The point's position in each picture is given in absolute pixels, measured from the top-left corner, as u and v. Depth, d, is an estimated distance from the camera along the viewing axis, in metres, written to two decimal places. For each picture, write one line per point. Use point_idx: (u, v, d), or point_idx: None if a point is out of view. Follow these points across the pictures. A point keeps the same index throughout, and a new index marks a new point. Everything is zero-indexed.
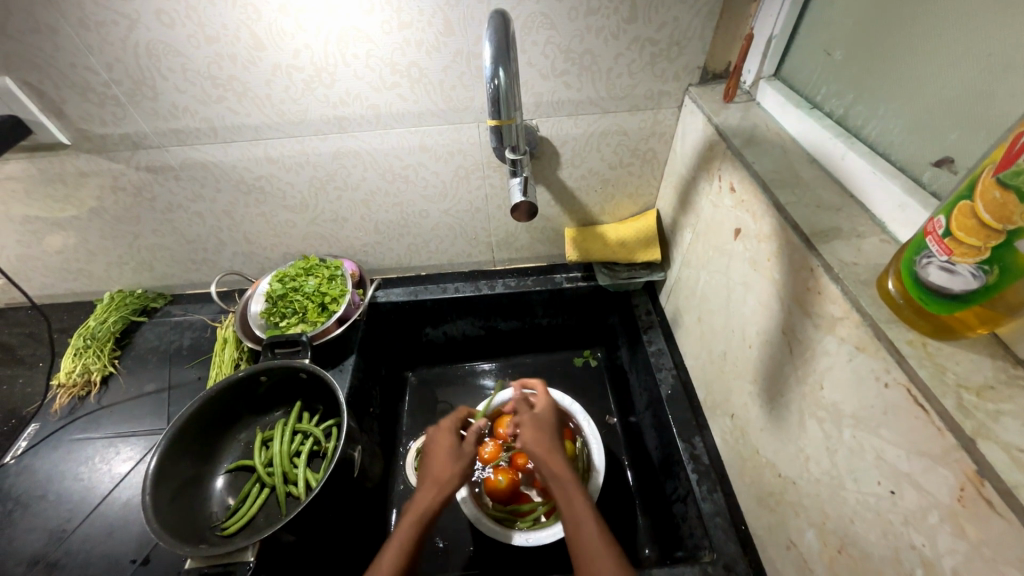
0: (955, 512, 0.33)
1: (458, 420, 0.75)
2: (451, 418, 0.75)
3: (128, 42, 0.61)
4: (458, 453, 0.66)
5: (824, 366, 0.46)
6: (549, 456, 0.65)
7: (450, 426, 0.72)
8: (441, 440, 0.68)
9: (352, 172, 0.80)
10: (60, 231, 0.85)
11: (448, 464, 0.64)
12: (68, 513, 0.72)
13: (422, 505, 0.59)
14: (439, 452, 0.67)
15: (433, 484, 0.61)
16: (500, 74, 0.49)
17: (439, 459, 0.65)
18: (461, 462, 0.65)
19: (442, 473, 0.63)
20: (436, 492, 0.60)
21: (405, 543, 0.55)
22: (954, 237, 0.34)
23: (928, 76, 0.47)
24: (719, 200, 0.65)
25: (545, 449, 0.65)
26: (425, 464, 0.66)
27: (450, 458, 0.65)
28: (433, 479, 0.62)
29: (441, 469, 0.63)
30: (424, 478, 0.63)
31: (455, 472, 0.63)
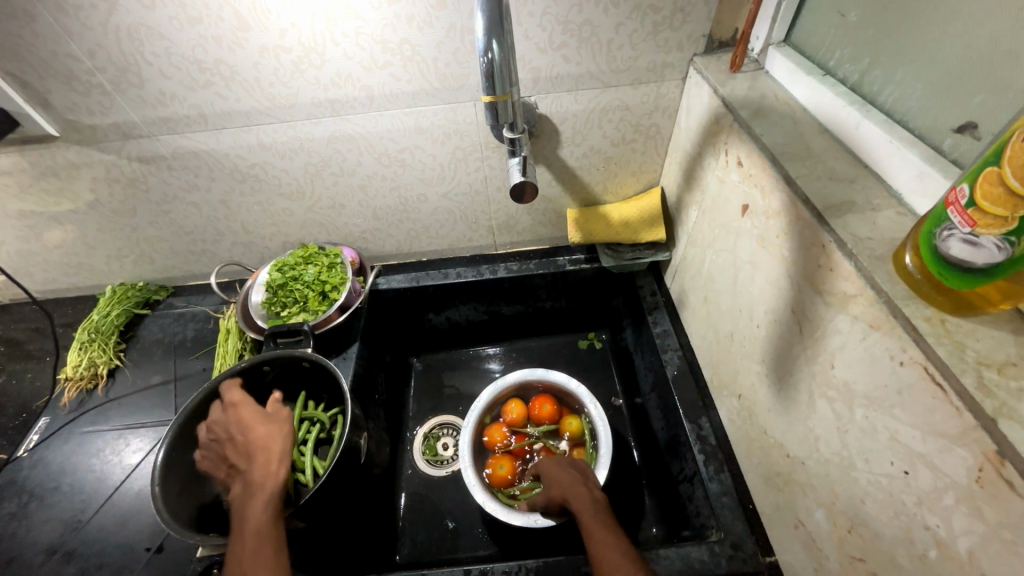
0: (973, 494, 0.32)
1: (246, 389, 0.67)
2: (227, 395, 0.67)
3: (109, 27, 0.59)
4: (259, 424, 0.63)
5: (835, 345, 0.44)
6: (568, 489, 0.67)
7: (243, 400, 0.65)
8: (246, 415, 0.63)
9: (347, 157, 0.78)
10: (57, 225, 0.84)
11: (268, 428, 0.62)
12: (82, 503, 0.73)
13: (268, 473, 0.58)
14: (250, 423, 0.63)
15: (271, 446, 0.60)
16: (494, 47, 0.47)
17: (257, 427, 0.62)
18: (262, 430, 0.62)
19: (267, 437, 0.61)
20: (275, 454, 0.59)
21: (268, 502, 0.55)
22: (979, 207, 0.32)
23: (950, 35, 0.44)
24: (726, 175, 0.63)
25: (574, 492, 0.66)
26: (241, 442, 0.62)
27: (269, 420, 0.63)
28: (262, 445, 0.60)
29: (266, 433, 0.62)
30: (249, 449, 0.61)
31: (281, 429, 0.62)
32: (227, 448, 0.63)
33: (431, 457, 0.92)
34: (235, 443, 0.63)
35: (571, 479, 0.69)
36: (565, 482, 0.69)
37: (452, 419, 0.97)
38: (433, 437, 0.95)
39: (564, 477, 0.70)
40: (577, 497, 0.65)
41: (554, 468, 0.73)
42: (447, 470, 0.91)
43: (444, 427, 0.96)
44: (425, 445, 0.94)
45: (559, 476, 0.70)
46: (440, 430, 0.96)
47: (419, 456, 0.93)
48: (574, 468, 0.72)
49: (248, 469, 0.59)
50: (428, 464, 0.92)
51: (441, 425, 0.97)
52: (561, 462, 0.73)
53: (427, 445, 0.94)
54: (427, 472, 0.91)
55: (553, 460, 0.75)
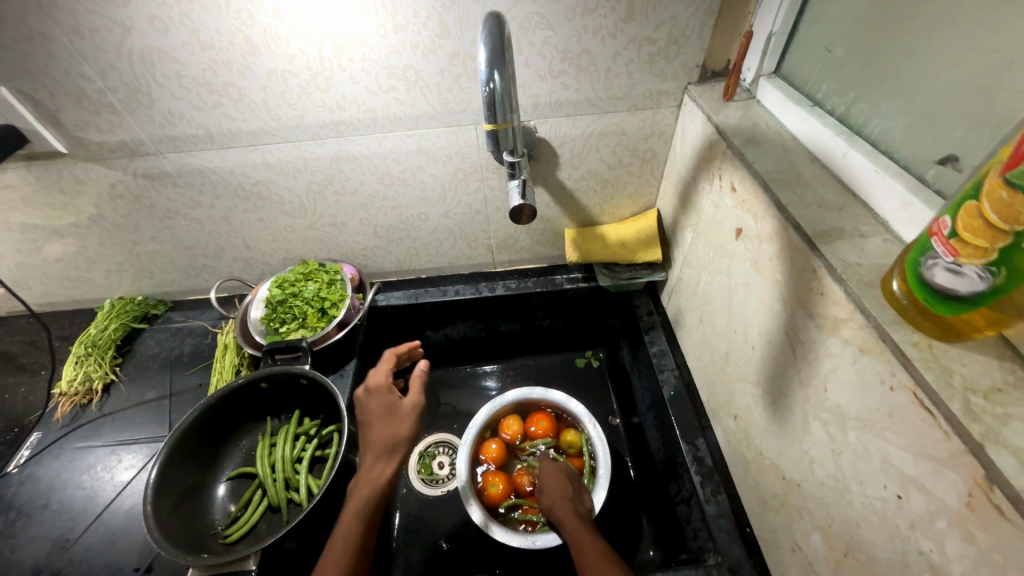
0: (963, 518, 0.33)
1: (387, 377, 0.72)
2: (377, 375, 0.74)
3: (123, 49, 0.61)
4: (390, 419, 0.68)
5: (828, 367, 0.45)
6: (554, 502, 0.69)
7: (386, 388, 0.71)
8: (378, 404, 0.69)
9: (349, 177, 0.79)
10: (59, 239, 0.85)
11: (390, 428, 0.67)
12: (71, 521, 0.72)
13: (374, 474, 0.63)
14: (377, 416, 0.68)
15: (385, 448, 0.64)
16: (496, 77, 0.48)
17: (383, 422, 0.67)
18: (389, 427, 0.67)
19: (384, 438, 0.65)
20: (384, 459, 0.64)
21: (360, 508, 0.60)
22: (961, 238, 0.34)
23: (930, 72, 0.46)
24: (720, 200, 0.64)
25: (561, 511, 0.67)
26: (367, 429, 0.68)
27: (394, 420, 0.68)
28: (378, 444, 0.65)
29: (389, 432, 0.66)
30: (368, 440, 0.66)
31: (401, 435, 0.66)
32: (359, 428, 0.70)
33: (427, 477, 0.91)
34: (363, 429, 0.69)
35: (561, 491, 0.71)
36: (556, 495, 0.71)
37: (448, 437, 0.97)
38: (429, 456, 0.94)
39: (556, 486, 0.72)
40: (562, 512, 0.67)
41: (551, 471, 0.75)
42: (443, 489, 0.90)
43: (441, 445, 0.96)
44: (421, 463, 0.93)
45: (552, 483, 0.72)
46: (437, 449, 0.95)
47: (415, 475, 0.92)
48: (568, 479, 0.73)
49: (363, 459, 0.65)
50: (424, 483, 0.91)
51: (437, 443, 0.96)
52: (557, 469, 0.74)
53: (423, 463, 0.93)
54: (422, 491, 0.90)
55: (552, 463, 0.77)
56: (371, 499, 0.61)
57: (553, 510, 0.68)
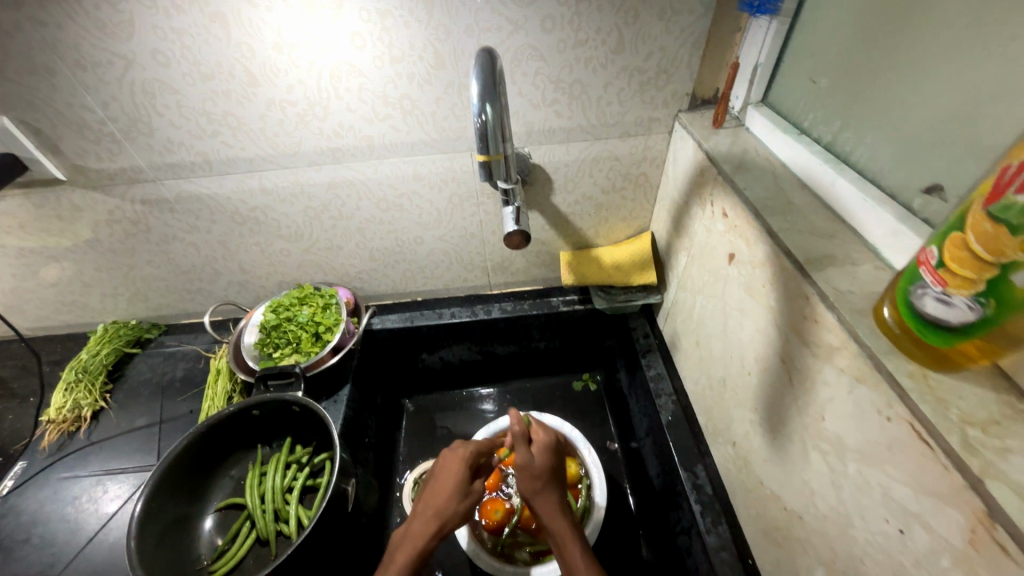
0: (968, 557, 0.32)
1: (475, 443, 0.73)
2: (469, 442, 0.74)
3: (124, 81, 0.62)
4: (462, 484, 0.67)
5: (824, 396, 0.45)
6: (544, 503, 0.67)
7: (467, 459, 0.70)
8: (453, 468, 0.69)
9: (346, 202, 0.80)
10: (54, 264, 0.85)
11: (455, 497, 0.65)
12: (53, 556, 0.70)
13: (419, 535, 0.61)
14: (446, 480, 0.67)
15: (435, 514, 0.63)
16: (488, 109, 0.49)
17: (450, 487, 0.66)
18: (457, 492, 0.66)
19: (442, 504, 0.64)
20: (432, 526, 0.62)
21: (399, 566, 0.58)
22: (948, 268, 0.34)
23: (913, 104, 0.47)
24: (712, 225, 0.65)
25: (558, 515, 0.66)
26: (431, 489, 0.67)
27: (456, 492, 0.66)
28: (434, 507, 0.64)
29: (451, 497, 0.65)
30: (426, 502, 0.65)
31: (458, 506, 0.65)
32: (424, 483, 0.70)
33: None
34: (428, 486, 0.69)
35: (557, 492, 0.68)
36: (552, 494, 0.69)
37: None
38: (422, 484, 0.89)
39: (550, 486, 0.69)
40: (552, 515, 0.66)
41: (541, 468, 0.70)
42: None
43: None
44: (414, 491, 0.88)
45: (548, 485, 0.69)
46: None
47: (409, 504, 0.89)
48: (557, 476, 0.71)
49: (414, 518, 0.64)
50: None
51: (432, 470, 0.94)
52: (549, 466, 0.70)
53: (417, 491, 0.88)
54: None
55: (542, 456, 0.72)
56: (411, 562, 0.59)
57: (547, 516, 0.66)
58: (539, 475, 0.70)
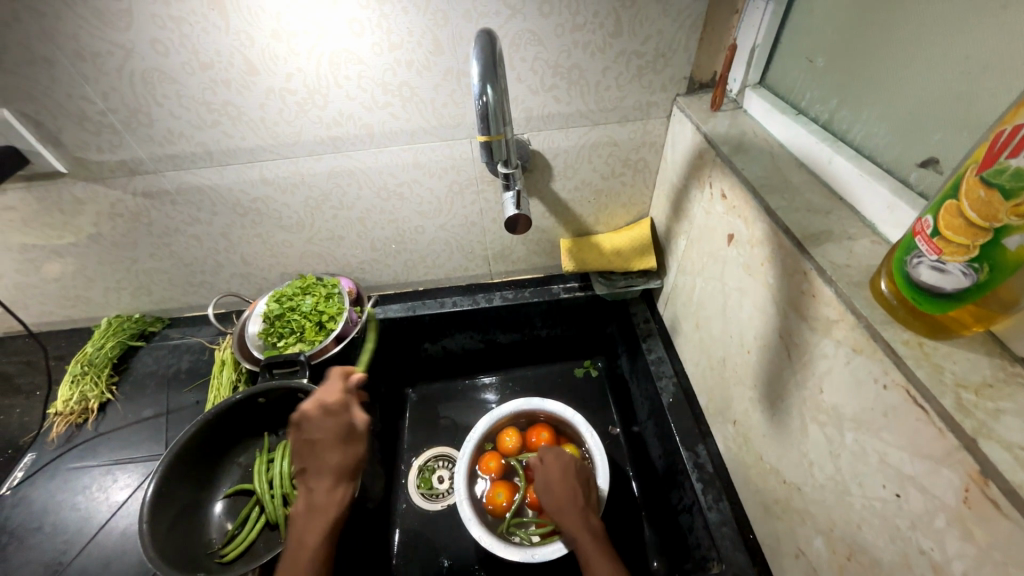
0: (961, 515, 0.33)
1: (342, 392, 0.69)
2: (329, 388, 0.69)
3: (123, 71, 0.62)
4: (345, 439, 0.65)
5: (822, 369, 0.45)
6: (570, 511, 0.67)
7: (337, 407, 0.66)
8: (331, 426, 0.64)
9: (347, 192, 0.80)
10: (57, 258, 0.85)
11: (347, 453, 0.64)
12: (65, 544, 0.71)
13: (331, 498, 0.60)
14: (331, 438, 0.64)
15: (336, 478, 0.62)
16: (488, 91, 0.49)
17: (338, 444, 0.64)
18: (348, 448, 0.64)
19: (343, 462, 0.63)
20: (339, 484, 0.62)
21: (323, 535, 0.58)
22: (943, 237, 0.34)
23: (908, 79, 0.48)
24: (711, 207, 0.65)
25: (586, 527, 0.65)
26: (313, 450, 0.63)
27: (345, 442, 0.65)
28: (334, 470, 0.62)
29: (343, 454, 0.63)
30: (321, 469, 0.62)
31: (356, 459, 0.64)
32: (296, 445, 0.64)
33: (427, 491, 0.90)
34: (302, 449, 0.63)
35: (571, 501, 0.68)
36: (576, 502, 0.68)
37: (449, 450, 0.96)
38: (428, 470, 0.94)
39: (566, 493, 0.69)
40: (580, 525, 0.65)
41: (559, 473, 0.71)
42: (442, 504, 0.89)
43: (440, 460, 0.95)
44: (420, 478, 0.92)
45: (563, 492, 0.69)
46: (436, 463, 0.95)
47: (414, 490, 0.91)
48: (579, 481, 0.71)
49: (312, 488, 0.61)
50: (425, 499, 0.90)
51: (437, 457, 0.95)
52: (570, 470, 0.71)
53: (422, 478, 0.92)
54: (423, 506, 0.89)
55: (561, 461, 0.73)
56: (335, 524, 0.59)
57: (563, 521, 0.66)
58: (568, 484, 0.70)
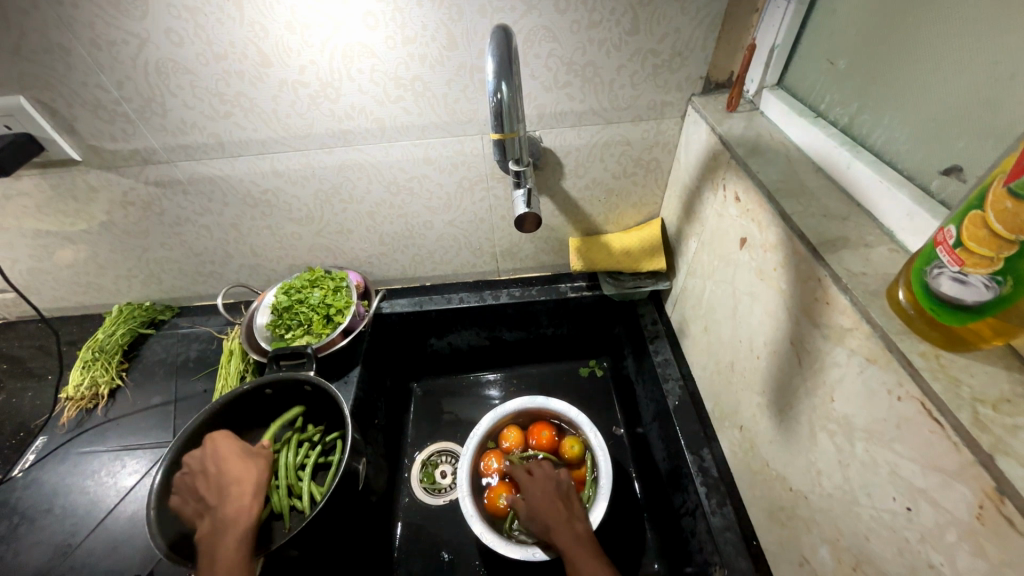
0: (974, 531, 0.32)
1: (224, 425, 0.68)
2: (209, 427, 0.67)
3: (138, 60, 0.62)
4: (246, 455, 0.66)
5: (834, 377, 0.45)
6: (558, 527, 0.67)
7: (223, 435, 0.66)
8: (226, 448, 0.65)
9: (357, 185, 0.80)
10: (70, 245, 0.86)
11: (252, 466, 0.64)
12: (74, 526, 0.72)
13: (243, 510, 0.60)
14: (229, 458, 0.64)
15: (252, 489, 0.62)
16: (503, 88, 0.49)
17: (240, 462, 0.64)
18: (250, 462, 0.65)
19: (250, 476, 0.63)
20: (249, 496, 0.61)
21: (241, 540, 0.57)
22: (966, 247, 0.33)
23: (933, 84, 0.46)
24: (724, 209, 0.64)
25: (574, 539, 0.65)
26: (218, 474, 0.62)
27: (251, 458, 0.65)
28: (242, 484, 0.62)
29: (249, 468, 0.64)
30: (223, 489, 0.61)
31: (263, 468, 0.65)
32: (198, 480, 0.62)
33: (430, 486, 0.91)
34: (207, 476, 0.63)
35: (557, 514, 0.68)
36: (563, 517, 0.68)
37: (452, 445, 0.97)
38: (431, 464, 0.94)
39: (549, 508, 0.69)
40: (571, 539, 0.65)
41: (542, 491, 0.72)
42: (444, 499, 0.90)
43: (443, 454, 0.95)
44: (423, 472, 0.93)
45: (548, 507, 0.69)
46: (440, 457, 0.95)
47: (417, 484, 0.91)
48: (565, 497, 0.72)
49: (219, 507, 0.60)
50: (427, 493, 0.90)
51: (440, 452, 0.96)
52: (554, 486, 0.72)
53: (426, 472, 0.93)
54: (425, 500, 0.90)
55: (543, 480, 0.74)
56: (251, 531, 0.59)
57: (554, 537, 0.66)
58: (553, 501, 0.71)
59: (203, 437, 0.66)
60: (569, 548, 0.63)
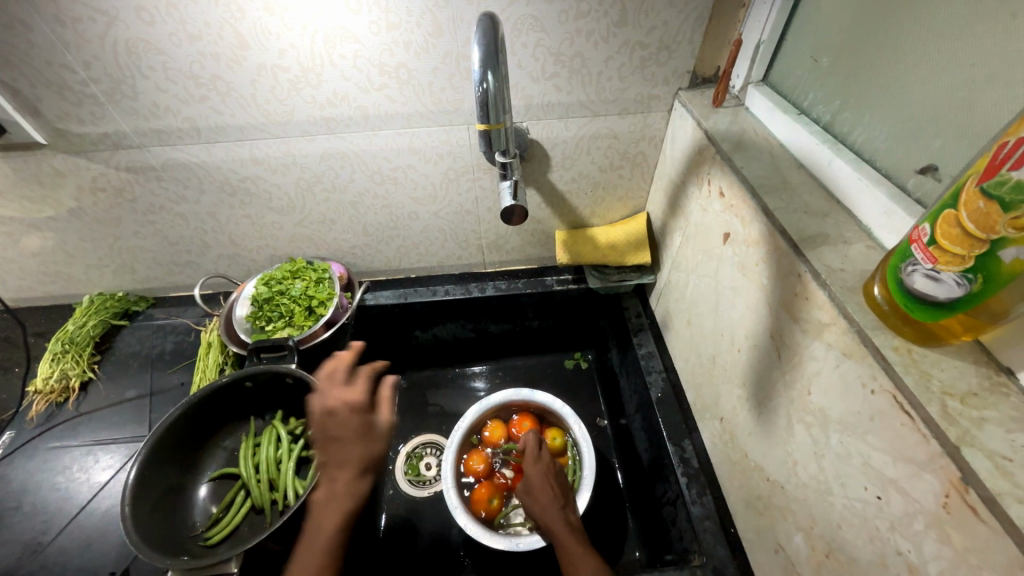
0: (940, 519, 0.33)
1: (351, 390, 0.58)
2: (339, 390, 0.58)
3: (106, 39, 0.59)
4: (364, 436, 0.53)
5: (811, 371, 0.46)
6: (550, 511, 0.67)
7: (353, 408, 0.55)
8: (342, 424, 0.54)
9: (339, 174, 0.78)
10: (36, 232, 0.82)
11: (369, 444, 0.53)
12: (45, 523, 0.70)
13: (352, 485, 0.51)
14: (346, 434, 0.53)
15: (360, 466, 0.52)
16: (489, 78, 0.48)
17: (357, 442, 0.53)
18: (361, 445, 0.53)
19: (361, 458, 0.52)
20: (358, 475, 0.52)
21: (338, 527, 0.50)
22: (939, 246, 0.34)
23: (912, 83, 0.47)
24: (709, 204, 0.65)
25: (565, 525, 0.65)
26: (333, 450, 0.53)
27: (365, 440, 0.53)
28: (354, 463, 0.52)
29: (358, 450, 0.52)
30: (341, 465, 0.52)
31: (374, 448, 0.54)
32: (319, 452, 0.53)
33: (415, 478, 0.90)
34: (325, 450, 0.53)
35: (553, 498, 0.69)
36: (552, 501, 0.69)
37: (437, 438, 0.97)
38: (416, 457, 0.94)
39: (546, 490, 0.70)
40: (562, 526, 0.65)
41: (540, 471, 0.72)
42: (429, 491, 0.90)
43: (428, 447, 0.95)
44: (408, 464, 0.93)
45: (545, 488, 0.70)
46: (424, 450, 0.95)
47: (401, 477, 0.91)
48: (559, 480, 0.72)
49: (328, 478, 0.52)
50: (411, 485, 0.90)
51: (425, 444, 0.96)
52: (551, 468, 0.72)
53: (410, 464, 0.93)
54: (409, 492, 0.90)
55: (541, 460, 0.74)
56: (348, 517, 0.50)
57: (546, 519, 0.67)
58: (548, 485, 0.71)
59: (321, 407, 0.55)
60: (558, 532, 0.64)
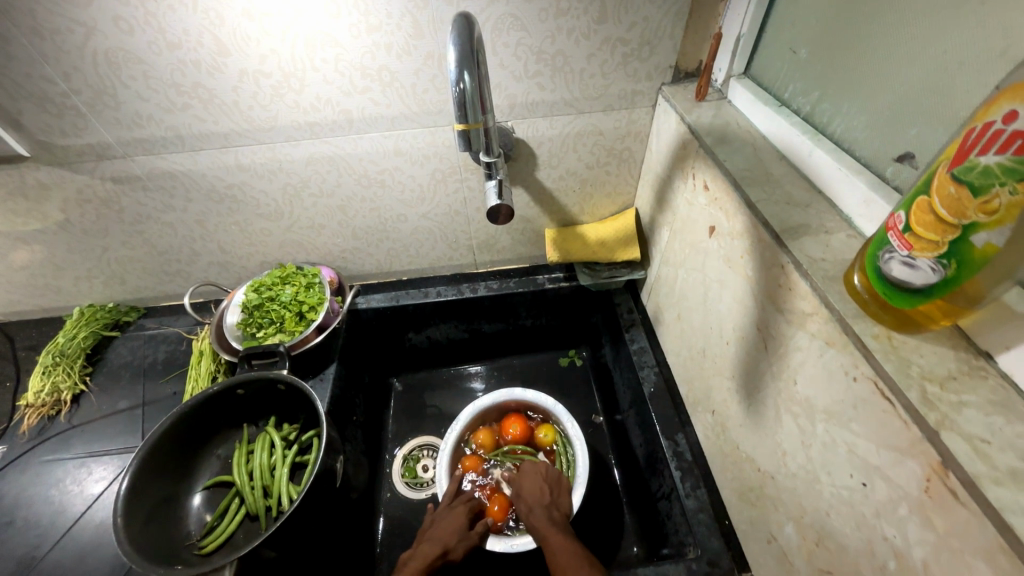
0: (923, 504, 0.34)
1: (453, 501, 0.76)
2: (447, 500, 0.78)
3: (86, 50, 0.59)
4: (458, 513, 0.72)
5: (797, 360, 0.46)
6: (535, 511, 0.69)
7: (450, 495, 0.77)
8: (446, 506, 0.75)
9: (326, 179, 0.78)
10: (24, 246, 0.82)
11: (450, 520, 0.71)
12: (39, 537, 0.70)
13: (428, 549, 0.66)
14: (441, 510, 0.74)
15: (439, 540, 0.67)
16: (466, 78, 0.48)
17: (445, 517, 0.72)
18: (456, 519, 0.71)
19: (444, 528, 0.70)
20: (437, 542, 0.67)
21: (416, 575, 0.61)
22: (914, 232, 0.34)
23: (888, 73, 0.47)
24: (694, 198, 0.65)
25: (547, 522, 0.67)
26: (430, 527, 0.71)
27: (454, 515, 0.72)
28: (436, 531, 0.69)
29: (441, 525, 0.70)
30: (429, 534, 0.69)
31: (457, 523, 0.70)
32: (427, 525, 0.72)
33: (412, 480, 0.90)
34: (428, 526, 0.72)
35: (543, 500, 0.71)
36: (537, 500, 0.71)
37: (433, 439, 0.97)
38: (413, 459, 0.94)
39: (533, 492, 0.72)
40: (545, 525, 0.67)
41: (530, 474, 0.75)
42: (426, 492, 0.90)
43: (425, 449, 0.95)
44: (405, 467, 0.93)
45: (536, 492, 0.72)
46: (421, 452, 0.95)
47: (399, 479, 0.91)
48: (550, 482, 0.74)
49: (417, 546, 0.68)
50: (409, 487, 0.90)
51: (421, 446, 0.96)
52: (539, 471, 0.75)
53: (407, 467, 0.93)
54: (406, 495, 0.90)
55: (533, 465, 0.77)
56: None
57: (532, 517, 0.69)
58: (535, 488, 0.73)
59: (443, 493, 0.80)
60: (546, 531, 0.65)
